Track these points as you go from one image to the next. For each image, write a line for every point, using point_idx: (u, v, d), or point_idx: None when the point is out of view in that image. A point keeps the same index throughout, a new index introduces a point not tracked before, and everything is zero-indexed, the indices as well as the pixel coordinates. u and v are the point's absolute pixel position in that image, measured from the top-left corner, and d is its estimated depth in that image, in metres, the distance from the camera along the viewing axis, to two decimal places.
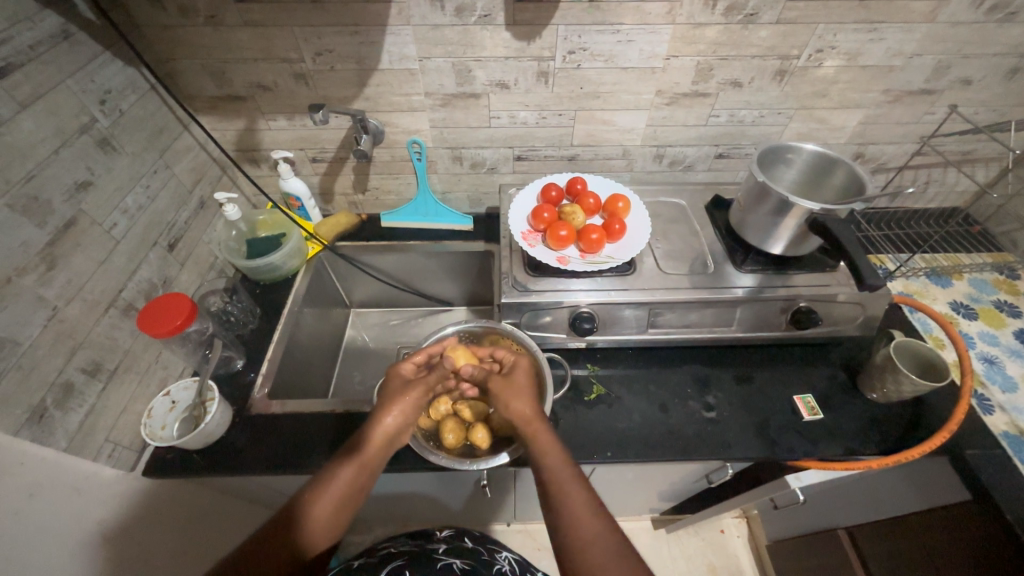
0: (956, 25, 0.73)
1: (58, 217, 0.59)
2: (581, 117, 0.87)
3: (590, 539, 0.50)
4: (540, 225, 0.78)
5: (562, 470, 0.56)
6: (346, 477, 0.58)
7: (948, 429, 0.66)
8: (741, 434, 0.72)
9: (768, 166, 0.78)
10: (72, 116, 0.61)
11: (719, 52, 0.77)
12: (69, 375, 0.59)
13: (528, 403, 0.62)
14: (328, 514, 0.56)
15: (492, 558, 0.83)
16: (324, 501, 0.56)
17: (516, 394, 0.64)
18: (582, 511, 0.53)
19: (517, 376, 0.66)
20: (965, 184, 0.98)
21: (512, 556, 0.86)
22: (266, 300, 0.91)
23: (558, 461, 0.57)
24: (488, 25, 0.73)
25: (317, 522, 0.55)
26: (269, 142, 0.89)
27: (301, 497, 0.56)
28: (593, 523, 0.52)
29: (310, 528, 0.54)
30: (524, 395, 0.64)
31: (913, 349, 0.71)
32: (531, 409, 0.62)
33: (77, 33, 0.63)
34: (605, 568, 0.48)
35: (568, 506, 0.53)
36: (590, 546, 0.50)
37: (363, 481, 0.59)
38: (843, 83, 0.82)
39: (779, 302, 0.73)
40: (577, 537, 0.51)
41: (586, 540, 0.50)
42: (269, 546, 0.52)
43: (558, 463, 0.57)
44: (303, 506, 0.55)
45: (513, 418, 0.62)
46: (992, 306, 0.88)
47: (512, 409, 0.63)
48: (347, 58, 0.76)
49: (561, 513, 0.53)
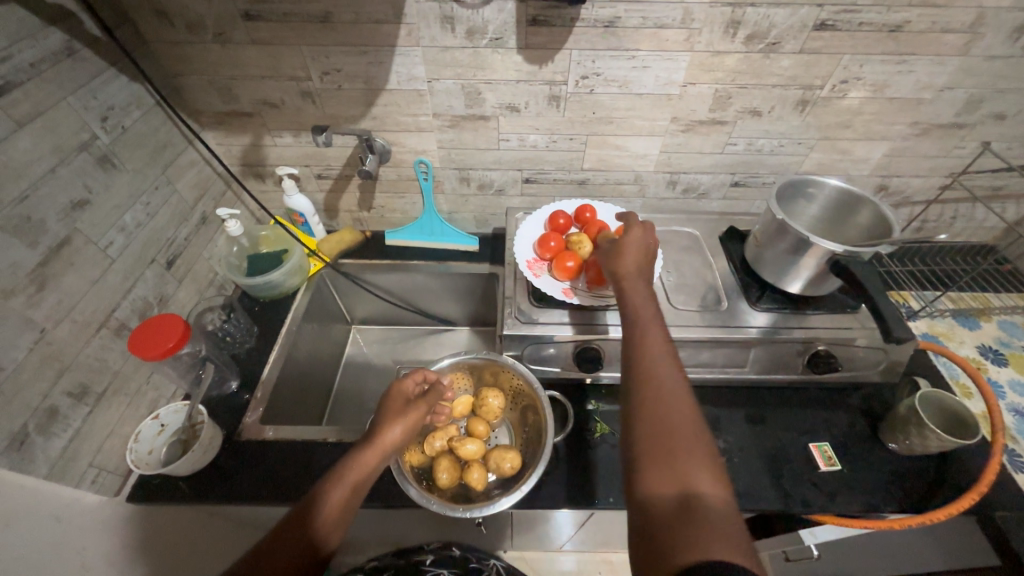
0: (991, 59, 0.70)
1: (52, 237, 0.57)
2: (593, 142, 0.84)
3: (664, 377, 0.49)
4: (546, 254, 0.75)
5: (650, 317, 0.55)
6: (354, 477, 0.54)
7: (977, 491, 0.61)
8: (752, 482, 0.68)
9: (788, 199, 0.75)
10: (72, 133, 0.60)
11: (738, 81, 0.74)
12: (55, 399, 0.57)
13: (634, 262, 0.61)
14: (338, 514, 0.52)
15: (480, 566, 0.83)
16: (334, 498, 0.52)
17: (625, 250, 0.62)
18: (658, 354, 0.51)
19: (636, 235, 0.64)
20: (994, 221, 0.94)
21: (502, 564, 0.84)
22: (266, 318, 0.89)
23: (649, 310, 0.56)
24: (499, 48, 0.71)
25: (327, 522, 0.51)
26: (275, 158, 0.88)
27: (308, 498, 0.52)
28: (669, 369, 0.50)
29: (318, 529, 0.50)
30: (642, 257, 0.62)
31: (939, 400, 0.67)
32: (632, 268, 0.60)
33: (82, 50, 0.62)
34: (669, 404, 0.47)
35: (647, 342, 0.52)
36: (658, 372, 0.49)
37: (368, 484, 0.55)
38: (867, 115, 0.78)
39: (795, 344, 0.70)
40: (652, 370, 0.50)
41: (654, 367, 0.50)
42: (277, 544, 0.48)
43: (650, 315, 0.55)
44: (314, 503, 0.52)
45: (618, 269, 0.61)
46: (1023, 352, 0.83)
47: (620, 264, 0.61)
48: (355, 78, 0.75)
49: (642, 350, 0.52)
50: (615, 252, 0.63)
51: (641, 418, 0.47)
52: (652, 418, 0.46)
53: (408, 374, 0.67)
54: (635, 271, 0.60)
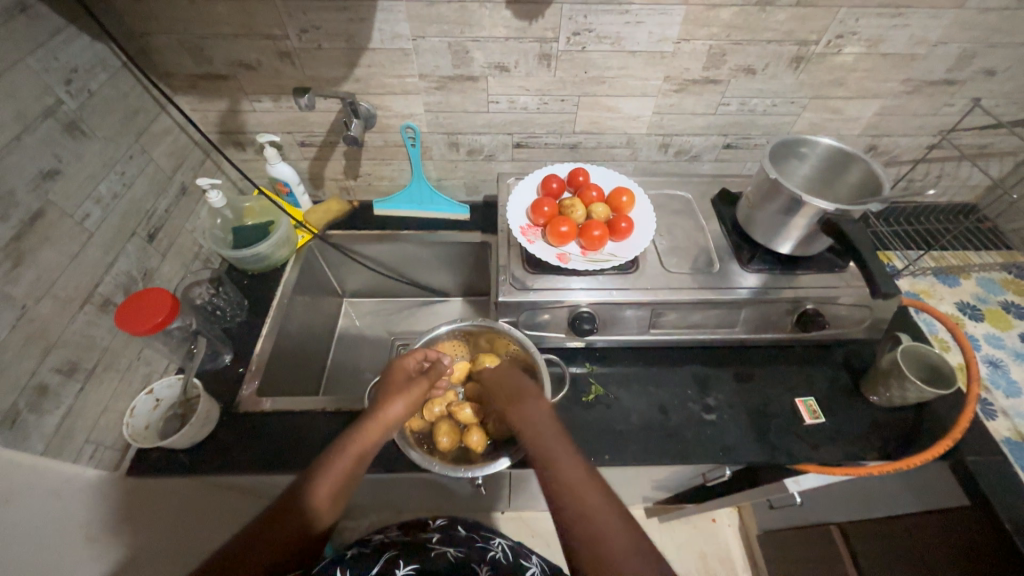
0: (986, 12, 0.69)
1: (23, 209, 0.55)
2: (584, 103, 0.82)
3: (584, 498, 0.50)
4: (540, 220, 0.75)
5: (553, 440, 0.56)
6: (348, 460, 0.55)
7: (951, 438, 0.64)
8: (741, 437, 0.70)
9: (781, 160, 0.75)
10: (33, 97, 0.56)
11: (733, 37, 0.72)
12: (43, 376, 0.56)
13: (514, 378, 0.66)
14: (329, 499, 0.54)
15: (486, 545, 0.79)
16: (325, 484, 0.54)
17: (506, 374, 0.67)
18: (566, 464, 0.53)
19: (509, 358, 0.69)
20: (978, 179, 0.95)
21: (506, 543, 0.82)
22: (254, 291, 0.87)
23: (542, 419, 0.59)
24: (487, 2, 0.67)
25: (316, 507, 0.53)
26: (255, 124, 0.84)
27: (298, 486, 0.54)
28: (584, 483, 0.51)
29: (308, 512, 0.52)
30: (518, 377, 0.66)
31: (919, 353, 0.70)
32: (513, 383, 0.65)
33: (36, 5, 0.57)
34: (592, 510, 0.49)
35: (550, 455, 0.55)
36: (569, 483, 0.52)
37: (362, 467, 0.57)
38: (861, 72, 0.77)
39: (785, 303, 0.71)
40: (575, 499, 0.50)
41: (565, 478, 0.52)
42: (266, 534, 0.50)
43: (552, 434, 0.57)
44: (303, 492, 0.53)
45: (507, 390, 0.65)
46: (999, 307, 0.86)
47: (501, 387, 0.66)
48: (335, 36, 0.71)
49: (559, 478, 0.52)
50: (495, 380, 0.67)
51: (577, 541, 0.48)
52: (589, 546, 0.47)
53: (410, 352, 0.69)
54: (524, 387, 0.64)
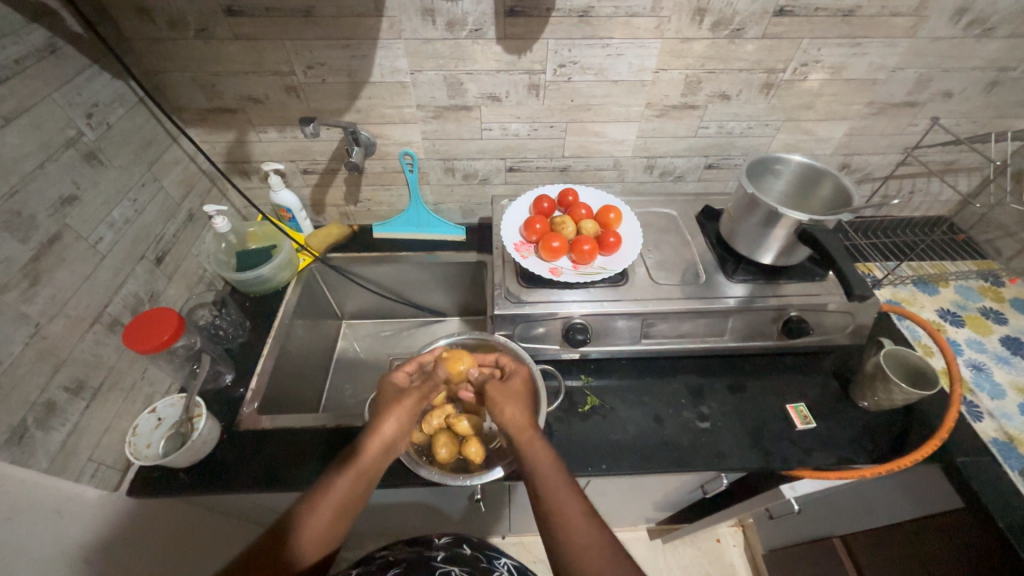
0: (935, 41, 0.75)
1: (43, 232, 0.58)
2: (572, 129, 0.87)
3: (586, 543, 0.50)
4: (532, 237, 0.78)
5: (554, 476, 0.56)
6: (346, 486, 0.56)
7: (937, 438, 0.66)
8: (736, 443, 0.72)
9: (757, 177, 0.79)
10: (57, 129, 0.60)
11: (707, 66, 0.78)
12: (52, 393, 0.58)
13: (523, 409, 0.62)
14: (324, 527, 0.54)
15: (490, 566, 0.78)
16: (322, 514, 0.54)
17: (511, 399, 0.63)
18: (573, 511, 0.52)
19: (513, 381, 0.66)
20: (948, 194, 1.00)
21: (512, 563, 0.80)
22: (256, 313, 0.90)
23: (553, 463, 0.57)
24: (479, 39, 0.73)
25: (309, 538, 0.53)
26: (261, 154, 0.89)
27: (298, 509, 0.54)
28: (586, 527, 0.51)
29: (299, 540, 0.52)
30: (524, 404, 0.63)
31: (902, 357, 0.72)
32: (526, 416, 0.62)
33: (64, 47, 0.62)
34: (589, 553, 0.49)
35: (558, 499, 0.54)
36: (575, 531, 0.51)
37: (362, 487, 0.57)
38: (827, 96, 0.83)
39: (770, 311, 0.74)
40: (572, 542, 0.50)
41: (570, 525, 0.52)
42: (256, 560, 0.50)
43: (552, 470, 0.56)
44: (301, 517, 0.53)
45: (516, 423, 0.61)
46: (978, 313, 0.90)
47: (513, 414, 0.62)
48: (339, 71, 0.76)
49: (562, 524, 0.52)
50: (499, 397, 0.63)
51: None
52: None
53: (399, 367, 0.69)
54: (531, 417, 0.62)
